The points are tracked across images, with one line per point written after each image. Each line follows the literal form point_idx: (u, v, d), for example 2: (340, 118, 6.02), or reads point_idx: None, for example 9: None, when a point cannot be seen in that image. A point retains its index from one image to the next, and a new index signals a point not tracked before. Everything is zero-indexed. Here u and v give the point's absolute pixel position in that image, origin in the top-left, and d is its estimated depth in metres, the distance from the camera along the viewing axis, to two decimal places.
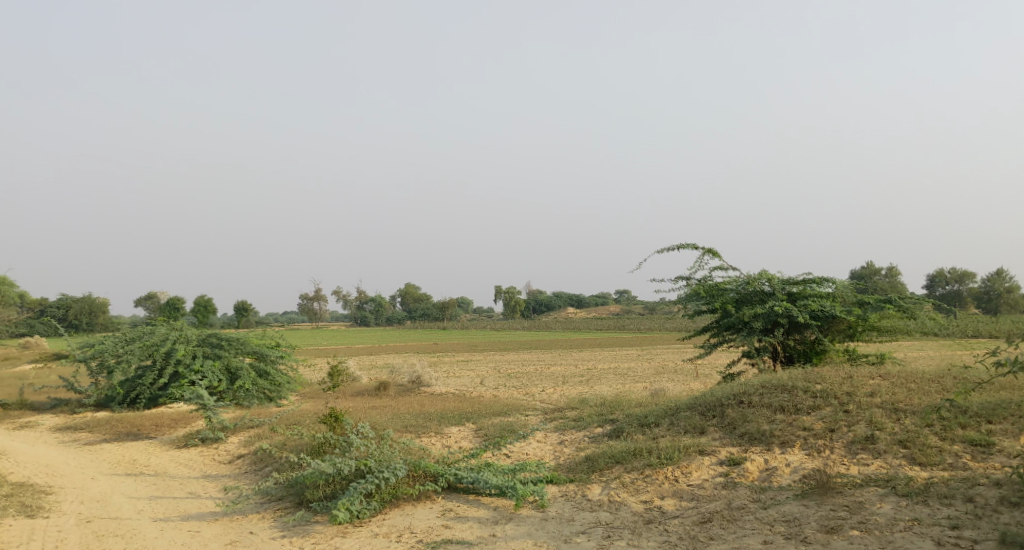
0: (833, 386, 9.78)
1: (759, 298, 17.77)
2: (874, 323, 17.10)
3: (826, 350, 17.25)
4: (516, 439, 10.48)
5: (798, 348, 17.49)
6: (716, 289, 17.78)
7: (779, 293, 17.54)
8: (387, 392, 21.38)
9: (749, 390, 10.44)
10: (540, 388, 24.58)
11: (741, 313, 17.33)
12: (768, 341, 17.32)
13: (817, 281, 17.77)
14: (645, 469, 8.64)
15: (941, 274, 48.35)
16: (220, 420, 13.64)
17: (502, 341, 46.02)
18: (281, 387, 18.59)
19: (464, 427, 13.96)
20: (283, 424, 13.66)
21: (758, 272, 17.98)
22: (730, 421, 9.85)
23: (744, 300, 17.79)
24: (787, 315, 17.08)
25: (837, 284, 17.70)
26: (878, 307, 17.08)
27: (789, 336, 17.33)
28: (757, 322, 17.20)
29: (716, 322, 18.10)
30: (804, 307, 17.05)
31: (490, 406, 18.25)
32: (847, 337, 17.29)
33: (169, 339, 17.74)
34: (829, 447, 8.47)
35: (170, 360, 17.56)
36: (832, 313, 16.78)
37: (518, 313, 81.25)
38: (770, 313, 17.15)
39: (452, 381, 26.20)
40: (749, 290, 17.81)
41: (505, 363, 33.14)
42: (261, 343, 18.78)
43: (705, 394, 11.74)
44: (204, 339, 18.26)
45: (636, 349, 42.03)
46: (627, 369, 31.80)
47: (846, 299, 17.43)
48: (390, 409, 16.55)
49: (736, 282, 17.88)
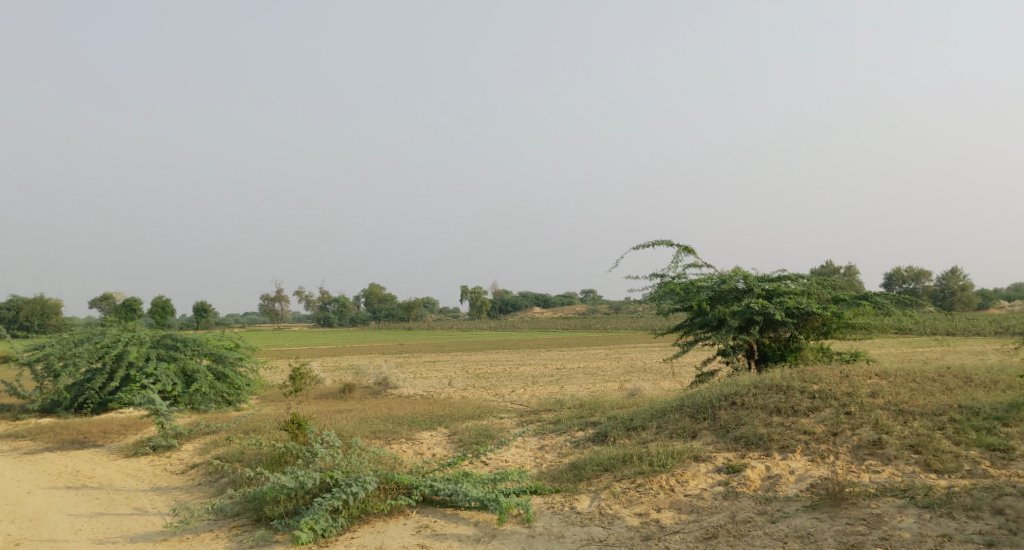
0: (832, 386, 9.18)
1: (734, 296, 17.25)
2: (849, 321, 16.70)
3: (801, 348, 16.80)
4: (494, 446, 9.78)
5: (773, 347, 17.04)
6: (690, 287, 17.24)
7: (755, 290, 17.03)
8: (353, 396, 20.55)
9: (740, 391, 9.81)
10: (511, 389, 23.90)
11: (717, 312, 16.80)
12: (743, 340, 16.83)
13: (792, 278, 17.29)
14: (636, 478, 7.98)
15: (898, 274, 48.41)
16: (173, 427, 12.77)
17: (469, 342, 45.30)
18: (241, 391, 17.69)
19: (435, 432, 13.20)
20: (242, 431, 12.82)
21: (733, 270, 17.45)
22: (723, 425, 9.21)
23: (719, 297, 17.28)
24: (763, 313, 16.61)
25: (811, 281, 17.25)
26: (854, 304, 16.66)
27: (764, 335, 16.88)
28: (733, 320, 16.68)
29: (689, 320, 17.54)
30: (780, 304, 16.58)
31: (461, 408, 17.54)
32: (821, 335, 16.87)
33: (120, 339, 16.77)
34: (834, 452, 7.87)
35: (121, 363, 16.57)
36: (807, 311, 16.34)
37: (483, 314, 80.51)
38: (746, 311, 16.66)
39: (419, 382, 25.44)
40: (724, 287, 17.30)
41: (473, 364, 32.41)
42: (219, 344, 17.87)
43: (691, 395, 11.12)
44: (158, 340, 17.28)
45: (605, 348, 41.58)
46: (597, 368, 31.26)
47: (821, 295, 17.00)
48: (355, 414, 15.74)
49: (710, 280, 17.34)
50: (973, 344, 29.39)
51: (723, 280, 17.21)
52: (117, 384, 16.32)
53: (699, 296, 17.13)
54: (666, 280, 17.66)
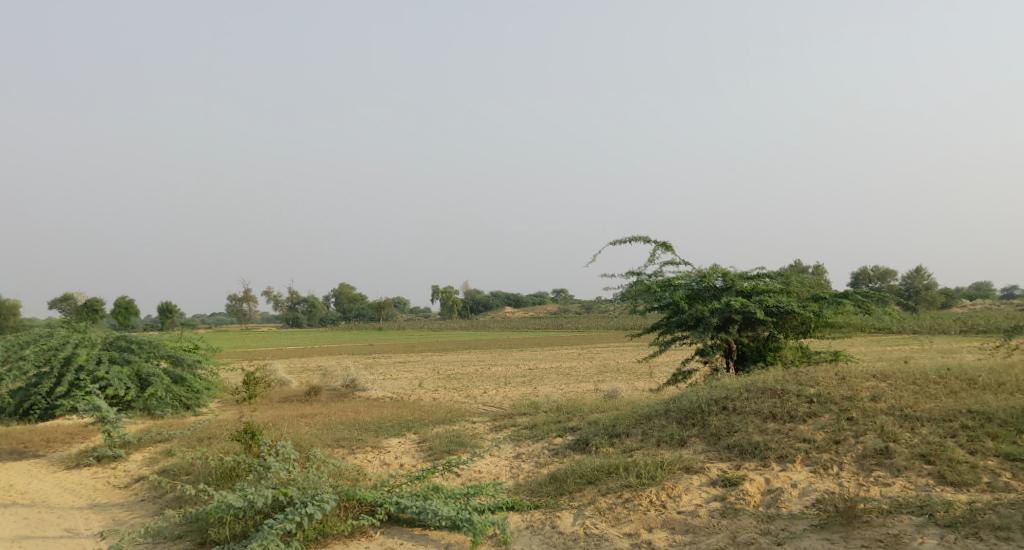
0: (830, 390, 8.53)
1: (712, 294, 16.65)
2: (829, 320, 16.19)
3: (780, 348, 16.26)
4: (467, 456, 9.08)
5: (752, 346, 16.50)
6: (668, 284, 16.64)
7: (734, 288, 16.45)
8: (319, 399, 19.71)
9: (731, 395, 9.16)
10: (483, 390, 23.20)
11: (696, 310, 16.18)
12: (722, 339, 16.24)
13: (772, 275, 16.74)
14: (624, 492, 7.36)
15: (863, 273, 48.30)
16: (121, 436, 11.89)
17: (440, 342, 44.54)
18: (200, 395, 16.79)
19: (404, 440, 12.47)
20: (199, 441, 12.01)
21: (711, 267, 16.84)
22: (714, 431, 8.57)
23: (697, 295, 16.69)
24: (741, 311, 16.05)
25: (791, 279, 16.71)
26: (834, 302, 16.15)
27: (742, 334, 16.34)
28: (712, 318, 16.08)
29: (667, 319, 16.91)
30: (760, 302, 16.00)
31: (431, 411, 16.82)
32: (800, 334, 16.34)
33: (70, 341, 15.82)
34: (838, 462, 7.23)
35: (69, 367, 15.58)
36: (787, 310, 15.81)
37: (454, 314, 79.66)
38: (725, 309, 16.09)
39: (388, 384, 24.66)
40: (703, 284, 16.72)
41: (443, 364, 31.70)
42: (177, 346, 17.06)
43: (676, 399, 10.49)
44: (110, 343, 16.31)
45: (578, 348, 41.07)
46: (570, 368, 30.65)
47: (800, 293, 16.48)
48: (318, 420, 14.95)
49: (688, 277, 16.72)
50: (946, 344, 29.17)
51: (702, 277, 16.63)
52: (65, 389, 15.36)
53: (677, 293, 16.53)
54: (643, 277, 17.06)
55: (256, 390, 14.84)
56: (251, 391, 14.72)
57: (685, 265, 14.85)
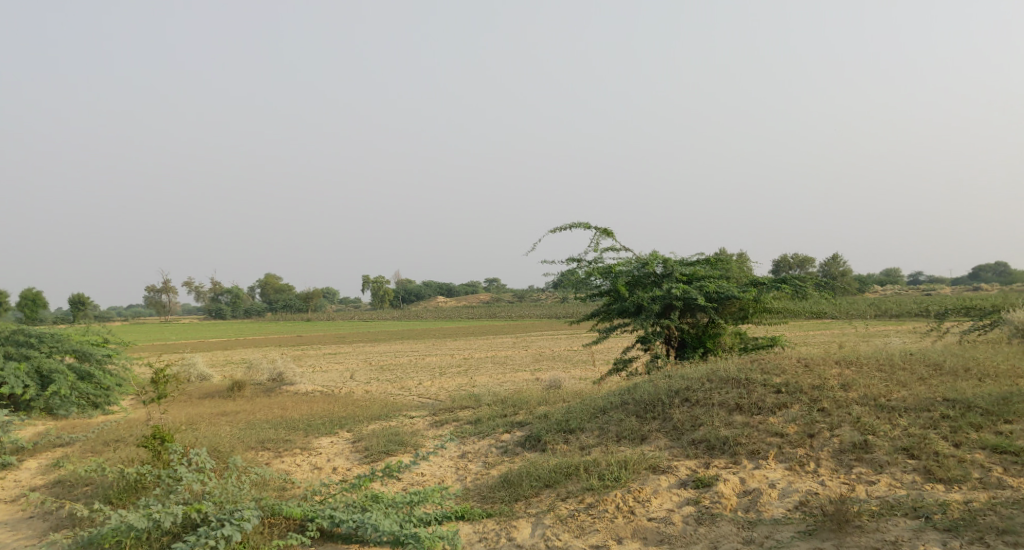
0: (797, 378, 7.97)
1: (653, 281, 16.16)
2: (766, 305, 15.86)
3: (719, 334, 15.86)
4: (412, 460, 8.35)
5: (692, 333, 16.11)
6: (608, 271, 16.11)
7: (675, 274, 15.99)
8: (243, 395, 18.72)
9: (691, 385, 8.58)
10: (417, 381, 22.44)
11: (636, 297, 15.69)
12: (663, 327, 15.78)
13: (713, 260, 16.31)
14: (586, 496, 6.76)
15: (784, 259, 48.87)
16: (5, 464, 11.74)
17: (371, 333, 43.50)
18: (108, 393, 16.21)
19: (337, 440, 11.70)
20: (104, 457, 11.08)
21: (652, 252, 16.33)
22: (676, 426, 8.01)
23: (638, 282, 16.20)
24: (683, 298, 15.61)
25: (731, 264, 16.32)
26: (773, 287, 15.80)
27: (682, 321, 15.94)
28: (653, 305, 15.60)
29: (607, 306, 16.38)
30: (701, 288, 15.57)
31: (363, 406, 16.06)
32: (739, 320, 15.97)
33: None
34: (814, 458, 6.68)
35: None
36: (727, 296, 15.40)
37: (386, 304, 78.34)
38: (666, 296, 15.62)
39: (317, 376, 23.75)
40: (644, 271, 16.21)
41: (374, 355, 30.79)
42: (82, 340, 16.52)
43: (627, 392, 9.93)
44: (7, 336, 15.59)
45: (511, 336, 40.51)
46: (505, 357, 30.07)
47: (739, 279, 16.11)
48: (242, 420, 14.02)
49: (629, 264, 16.19)
50: (871, 328, 29.51)
51: (643, 264, 16.12)
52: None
53: (618, 280, 16.01)
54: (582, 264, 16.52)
55: (167, 389, 13.44)
56: (160, 392, 13.32)
57: (625, 252, 14.30)
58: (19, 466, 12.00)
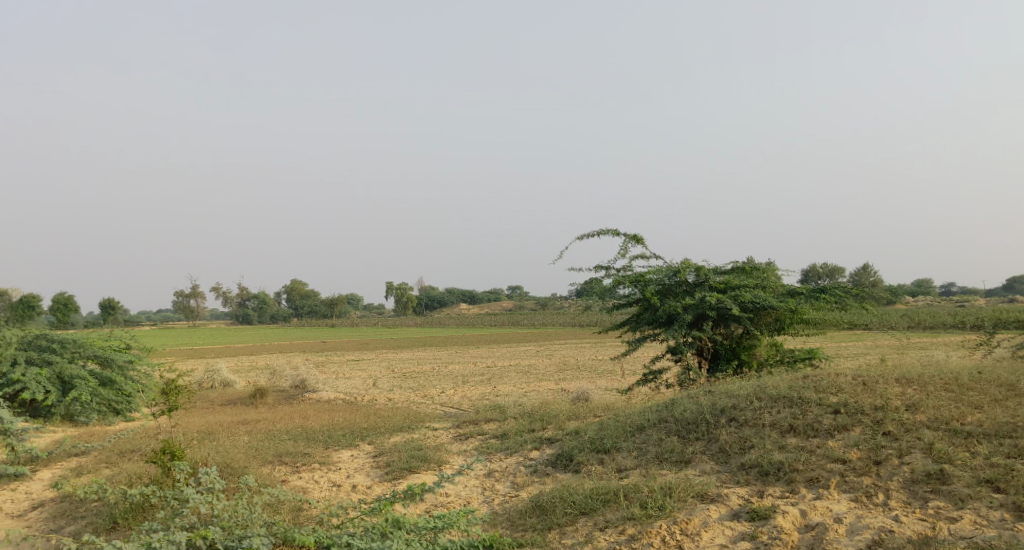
0: (856, 397, 7.22)
1: (685, 290, 15.50)
2: (804, 316, 15.11)
3: (754, 346, 15.12)
4: (437, 484, 7.73)
5: (726, 344, 15.31)
6: (637, 279, 15.48)
7: (708, 284, 15.31)
8: (264, 403, 18.28)
9: (738, 404, 7.91)
10: (440, 389, 21.87)
11: (667, 306, 15.04)
12: (695, 338, 15.10)
13: (747, 270, 15.63)
14: (626, 526, 6.23)
15: (814, 268, 47.92)
16: (18, 470, 12.02)
17: (395, 339, 43.13)
18: (129, 398, 16.86)
19: (357, 453, 11.11)
20: (115, 471, 10.66)
21: (684, 261, 15.67)
22: (725, 448, 7.32)
23: (668, 291, 15.56)
24: (716, 307, 14.93)
25: (766, 274, 15.62)
26: (811, 297, 15.06)
27: (716, 332, 15.21)
28: (685, 315, 14.94)
29: (636, 315, 15.74)
30: (735, 298, 14.87)
31: (385, 415, 15.55)
32: (775, 331, 15.20)
33: None
34: (883, 489, 6.05)
35: None
36: (763, 306, 14.68)
37: (409, 311, 78.01)
38: (699, 305, 14.97)
39: (340, 383, 23.32)
40: (675, 280, 15.55)
41: (398, 362, 30.34)
42: (105, 347, 17.17)
43: (665, 409, 9.27)
44: (31, 342, 16.45)
45: (536, 344, 39.94)
46: (530, 366, 29.45)
47: (776, 289, 15.40)
48: (260, 430, 13.54)
49: (659, 272, 15.55)
50: (907, 339, 28.63)
51: (674, 272, 15.50)
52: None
53: (648, 288, 15.40)
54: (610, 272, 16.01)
55: (177, 402, 13.09)
56: (172, 403, 12.94)
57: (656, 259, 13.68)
58: (30, 478, 11.74)
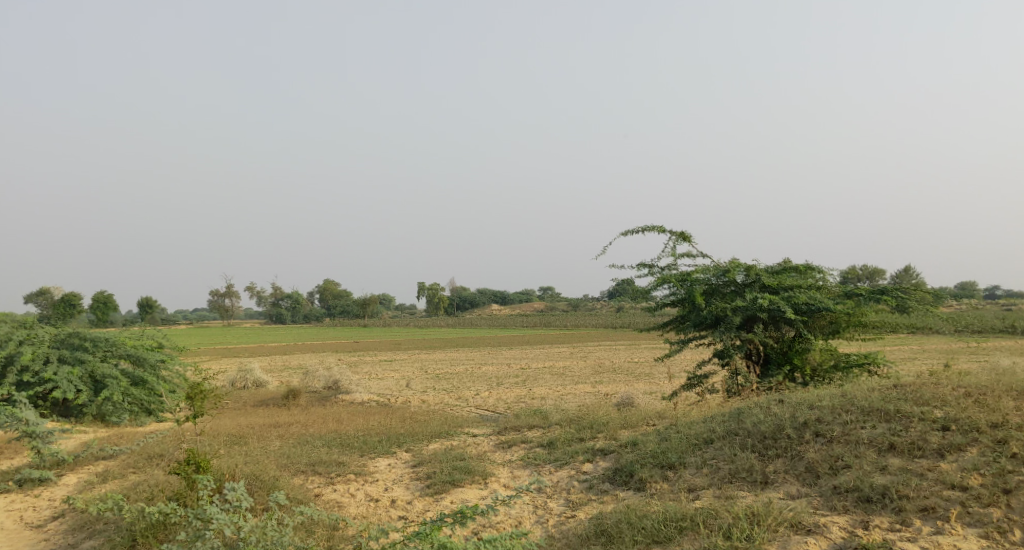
0: (968, 411, 6.61)
1: (735, 291, 14.56)
2: (861, 318, 14.18)
3: (808, 350, 14.20)
4: (488, 510, 6.96)
5: (777, 348, 14.35)
6: (683, 278, 14.57)
7: (759, 284, 14.38)
8: (297, 404, 17.64)
9: (823, 416, 7.13)
10: (476, 391, 21.11)
11: (715, 307, 14.15)
12: (745, 341, 14.21)
13: (801, 269, 14.68)
14: None
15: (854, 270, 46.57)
16: (41, 475, 11.47)
17: (427, 340, 42.55)
18: (161, 399, 16.36)
19: (395, 463, 10.36)
20: (141, 479, 10.00)
21: (734, 259, 14.70)
22: (820, 471, 6.63)
23: (716, 291, 14.64)
24: (767, 309, 14.00)
25: (822, 273, 14.68)
26: (871, 299, 14.07)
27: (767, 334, 14.28)
28: (734, 317, 14.03)
29: (682, 316, 14.85)
30: (789, 300, 13.95)
31: (421, 419, 14.82)
32: (830, 335, 14.28)
33: (14, 339, 15.47)
34: (1019, 524, 5.67)
35: (13, 367, 15.16)
36: (819, 308, 13.76)
37: (440, 311, 77.47)
38: (749, 307, 14.05)
39: (374, 384, 22.69)
40: (723, 280, 14.61)
41: (432, 363, 29.68)
42: (138, 346, 16.74)
43: (731, 421, 8.44)
44: (63, 340, 16.08)
45: (571, 346, 39.11)
46: (566, 368, 28.65)
47: (831, 290, 14.47)
48: (292, 436, 12.88)
49: (706, 270, 14.62)
50: (959, 345, 27.44)
51: (723, 271, 14.55)
52: (8, 391, 14.92)
53: (694, 288, 14.50)
54: (654, 270, 15.16)
55: (202, 407, 12.33)
56: (195, 408, 12.17)
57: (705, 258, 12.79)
58: (54, 484, 11.17)
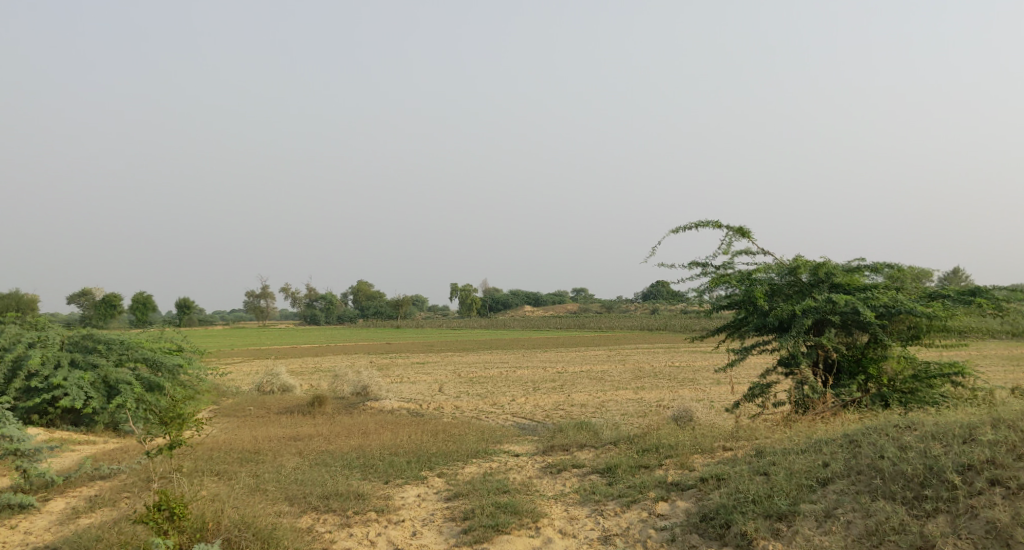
0: None
1: (802, 292, 12.56)
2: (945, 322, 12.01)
3: (884, 356, 12.08)
4: None
5: (849, 355, 12.26)
6: (743, 278, 12.61)
7: (830, 283, 12.35)
8: (323, 413, 16.04)
9: (999, 459, 6.06)
10: (509, 397, 19.36)
11: (780, 310, 12.15)
12: (814, 347, 12.17)
13: (876, 267, 12.62)
14: None
15: None
16: (25, 503, 9.86)
17: (462, 341, 41.09)
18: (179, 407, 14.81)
19: (425, 493, 8.70)
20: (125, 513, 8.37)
21: (800, 254, 12.67)
22: (1010, 535, 5.60)
23: (780, 292, 12.65)
24: (841, 311, 12.01)
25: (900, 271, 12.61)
26: (961, 300, 11.93)
27: (839, 340, 12.28)
28: (804, 321, 12.01)
29: (740, 320, 12.89)
30: (866, 301, 11.94)
31: (455, 432, 13.11)
32: (908, 339, 12.06)
33: (21, 342, 14.09)
34: None
35: (18, 372, 13.74)
36: (900, 310, 11.69)
37: (473, 312, 75.96)
38: (821, 309, 12.03)
39: (403, 389, 21.10)
40: (788, 279, 12.61)
41: (465, 366, 28.07)
42: (155, 348, 15.25)
43: (840, 456, 6.85)
44: (76, 342, 14.68)
45: (607, 348, 37.36)
46: (604, 372, 26.88)
47: (912, 291, 12.41)
48: (310, 454, 11.22)
49: (769, 267, 12.62)
50: None
51: (788, 270, 12.49)
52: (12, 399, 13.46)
53: (755, 289, 12.51)
54: (708, 270, 13.28)
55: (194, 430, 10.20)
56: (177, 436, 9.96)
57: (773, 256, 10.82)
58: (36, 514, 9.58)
